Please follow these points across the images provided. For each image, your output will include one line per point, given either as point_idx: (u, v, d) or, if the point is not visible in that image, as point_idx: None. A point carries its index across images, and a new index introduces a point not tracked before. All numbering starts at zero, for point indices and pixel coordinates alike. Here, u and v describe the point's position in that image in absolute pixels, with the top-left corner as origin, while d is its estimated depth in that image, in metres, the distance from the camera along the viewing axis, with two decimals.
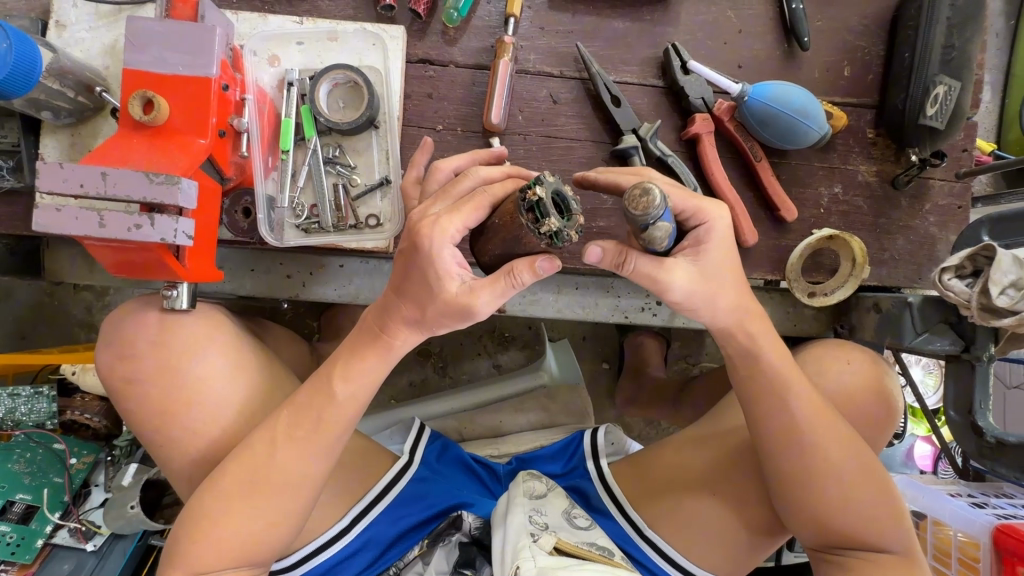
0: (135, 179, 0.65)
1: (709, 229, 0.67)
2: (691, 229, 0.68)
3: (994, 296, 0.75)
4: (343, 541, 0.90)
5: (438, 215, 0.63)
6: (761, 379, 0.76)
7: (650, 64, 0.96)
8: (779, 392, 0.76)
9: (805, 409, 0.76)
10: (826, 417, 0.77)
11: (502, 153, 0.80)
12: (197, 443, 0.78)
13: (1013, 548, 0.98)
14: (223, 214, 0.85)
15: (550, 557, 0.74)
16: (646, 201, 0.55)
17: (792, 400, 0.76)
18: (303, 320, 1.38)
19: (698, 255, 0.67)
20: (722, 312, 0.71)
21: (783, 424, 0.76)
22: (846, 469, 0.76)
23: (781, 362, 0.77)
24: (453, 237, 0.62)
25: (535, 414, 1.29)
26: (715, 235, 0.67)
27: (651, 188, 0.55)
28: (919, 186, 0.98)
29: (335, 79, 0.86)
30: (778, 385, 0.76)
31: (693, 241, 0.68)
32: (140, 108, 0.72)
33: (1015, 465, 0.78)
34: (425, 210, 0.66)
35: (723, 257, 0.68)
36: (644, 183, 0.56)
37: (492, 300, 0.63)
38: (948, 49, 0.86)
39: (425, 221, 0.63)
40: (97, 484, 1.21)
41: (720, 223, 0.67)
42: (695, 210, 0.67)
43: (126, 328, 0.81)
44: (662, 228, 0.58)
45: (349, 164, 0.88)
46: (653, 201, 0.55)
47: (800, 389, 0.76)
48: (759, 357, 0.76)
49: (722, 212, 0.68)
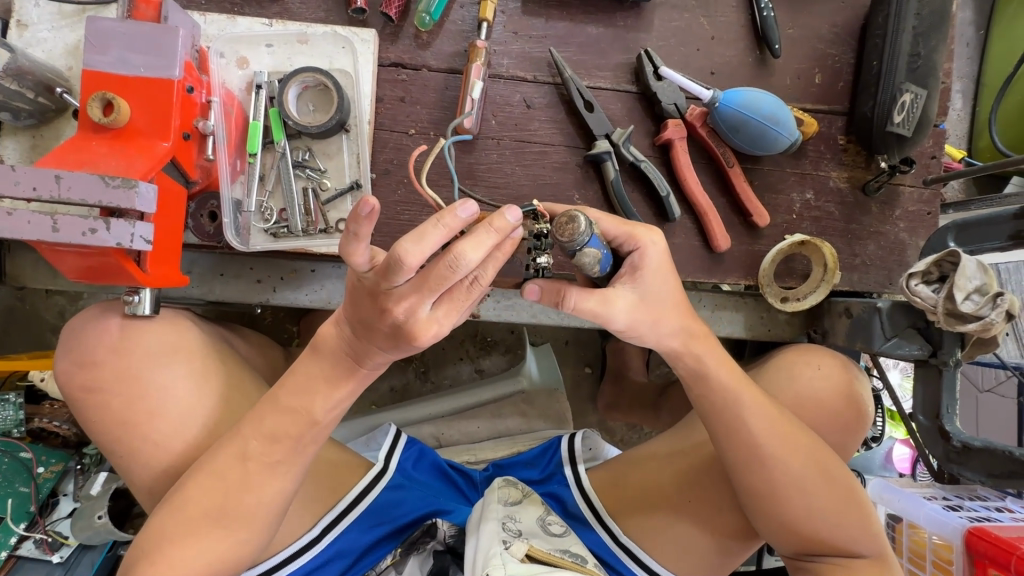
0: (90, 182, 0.63)
1: (642, 254, 0.67)
2: (626, 255, 0.68)
3: (959, 301, 0.77)
4: (313, 551, 0.87)
5: (436, 319, 0.58)
6: (711, 391, 0.77)
7: (624, 70, 0.96)
8: (734, 407, 0.76)
9: (762, 421, 0.76)
10: (784, 427, 0.77)
11: (471, 209, 0.53)
12: (159, 454, 0.76)
13: (983, 549, 0.99)
14: (188, 218, 0.84)
15: (520, 565, 0.72)
16: (571, 229, 0.59)
17: (748, 414, 0.76)
18: (281, 326, 1.36)
19: (636, 281, 0.67)
20: (676, 320, 0.71)
21: (743, 436, 0.76)
22: (810, 478, 0.76)
23: (734, 378, 0.77)
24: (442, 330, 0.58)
25: (514, 419, 1.28)
26: (649, 258, 0.67)
27: (576, 216, 0.59)
28: (890, 192, 0.99)
29: (305, 82, 0.85)
30: (733, 399, 0.76)
31: (628, 268, 0.68)
32: (100, 110, 0.71)
33: (981, 469, 0.79)
34: (413, 307, 0.56)
35: (662, 278, 0.68)
36: (570, 212, 0.60)
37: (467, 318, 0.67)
38: (914, 58, 0.88)
39: (424, 325, 0.57)
40: (65, 494, 1.17)
41: (653, 248, 0.67)
42: (626, 237, 0.67)
43: (89, 335, 0.79)
44: (588, 254, 0.61)
45: (319, 168, 0.87)
46: (577, 228, 0.59)
47: (755, 402, 0.77)
48: (714, 373, 0.76)
49: (655, 237, 0.68)
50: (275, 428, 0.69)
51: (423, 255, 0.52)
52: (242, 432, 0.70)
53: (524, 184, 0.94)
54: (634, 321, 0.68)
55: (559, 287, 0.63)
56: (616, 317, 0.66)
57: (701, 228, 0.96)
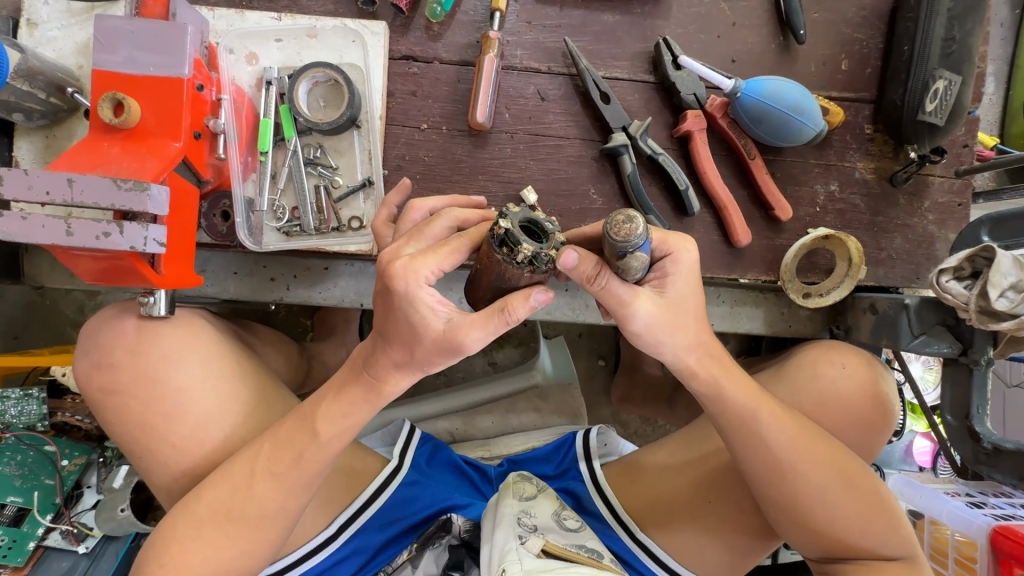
0: (101, 184, 0.63)
1: (674, 261, 0.66)
2: (656, 261, 0.67)
3: (993, 299, 0.73)
4: (328, 549, 0.88)
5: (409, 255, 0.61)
6: (728, 412, 0.74)
7: (641, 59, 0.93)
8: (752, 424, 0.74)
9: (777, 441, 0.74)
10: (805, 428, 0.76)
11: (482, 202, 0.79)
12: (176, 457, 0.77)
13: (1009, 549, 0.97)
14: (201, 217, 0.83)
15: (538, 561, 0.71)
16: (628, 229, 0.57)
17: (767, 432, 0.74)
18: (296, 320, 1.36)
19: (663, 288, 0.66)
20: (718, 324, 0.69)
21: (765, 435, 0.74)
22: (829, 490, 0.75)
23: (752, 395, 0.74)
24: (428, 278, 0.60)
25: (528, 414, 1.28)
26: (681, 265, 0.66)
27: (635, 215, 0.57)
28: (919, 182, 0.96)
29: (315, 77, 0.84)
30: (753, 416, 0.74)
31: (657, 274, 0.67)
32: (111, 111, 0.71)
33: (1012, 471, 0.77)
34: (410, 265, 0.59)
35: (689, 290, 0.67)
36: (628, 211, 0.57)
37: (484, 337, 0.59)
38: (949, 42, 0.83)
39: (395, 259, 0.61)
40: (89, 486, 1.20)
41: (684, 255, 0.66)
42: (659, 243, 0.66)
43: (105, 337, 0.79)
44: (638, 258, 0.59)
45: (330, 165, 0.86)
46: (636, 230, 0.56)
47: (769, 424, 0.74)
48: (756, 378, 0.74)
49: (688, 246, 0.66)
50: (291, 436, 0.70)
51: (426, 208, 0.73)
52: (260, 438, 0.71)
53: (537, 178, 0.92)
54: (657, 324, 0.66)
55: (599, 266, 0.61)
56: (657, 311, 0.65)
57: (720, 222, 0.93)
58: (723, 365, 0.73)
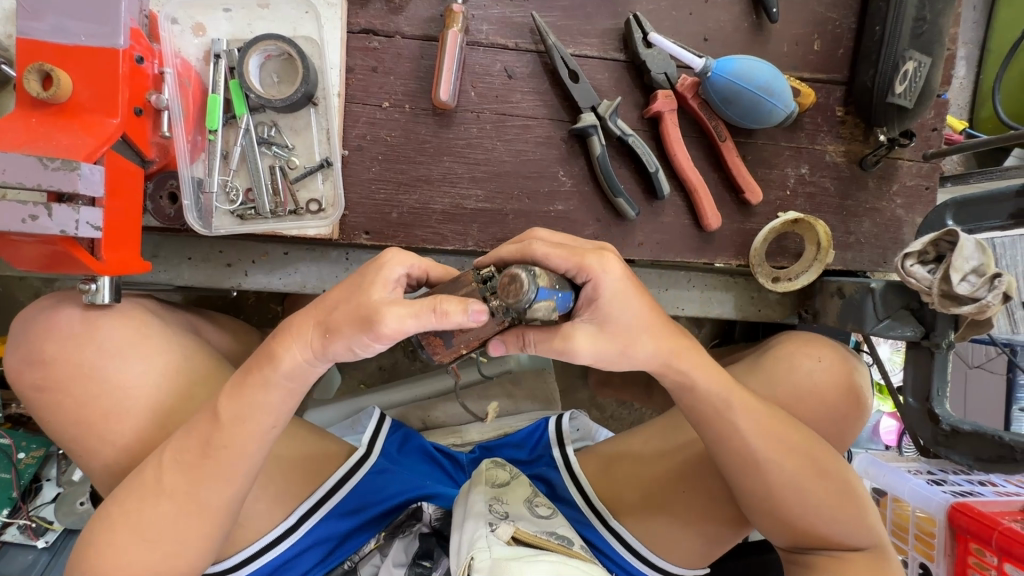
0: (26, 163, 0.59)
1: (595, 286, 0.62)
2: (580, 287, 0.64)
3: (955, 284, 0.73)
4: (289, 540, 0.86)
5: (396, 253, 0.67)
6: (703, 401, 0.74)
7: (612, 35, 0.90)
8: (732, 417, 0.74)
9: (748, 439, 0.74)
10: (776, 426, 0.76)
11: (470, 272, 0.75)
12: (124, 453, 0.73)
13: (965, 525, 1.00)
14: (147, 200, 0.78)
15: (506, 548, 0.70)
16: (515, 289, 0.54)
17: (739, 420, 0.74)
18: (264, 307, 1.33)
19: (597, 316, 0.64)
20: (652, 343, 0.68)
21: (733, 434, 0.74)
22: (801, 486, 0.75)
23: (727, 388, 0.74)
24: (412, 268, 0.63)
25: (501, 401, 1.26)
26: (603, 290, 0.63)
27: (517, 274, 0.54)
28: (888, 165, 0.96)
29: (267, 50, 0.79)
30: (727, 403, 0.74)
31: (586, 301, 0.64)
32: (38, 84, 0.66)
33: (969, 452, 0.79)
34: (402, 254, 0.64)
35: (626, 307, 0.64)
36: (511, 269, 0.55)
37: (404, 315, 0.55)
38: (920, 22, 0.82)
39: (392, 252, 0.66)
40: (48, 479, 1.15)
41: (604, 279, 0.62)
42: (577, 269, 0.62)
43: (44, 328, 0.75)
44: (541, 308, 0.56)
45: (286, 144, 0.82)
46: (522, 287, 0.54)
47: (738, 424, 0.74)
48: (702, 382, 0.73)
49: (607, 266, 0.62)
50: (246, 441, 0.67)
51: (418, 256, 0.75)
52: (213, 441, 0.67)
53: (505, 160, 0.89)
54: (603, 355, 0.65)
55: (519, 332, 0.63)
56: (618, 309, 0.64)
57: (691, 206, 0.92)
58: (691, 354, 0.72)
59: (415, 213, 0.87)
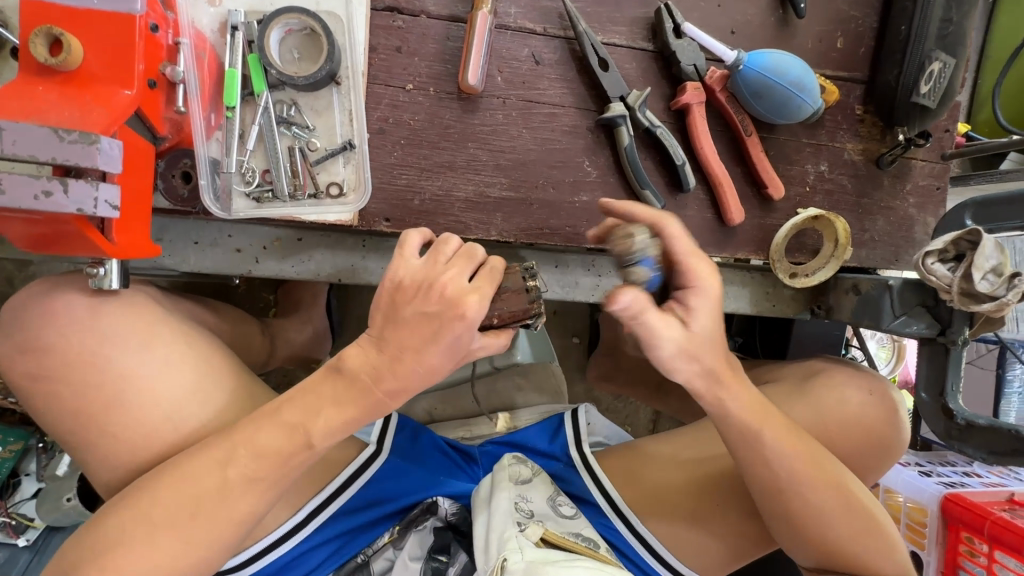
0: (40, 134, 0.55)
1: (698, 294, 0.68)
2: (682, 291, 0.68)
3: (977, 281, 0.75)
4: (294, 540, 0.82)
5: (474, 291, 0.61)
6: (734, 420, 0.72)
7: (641, 24, 0.88)
8: (762, 442, 0.73)
9: (779, 466, 0.73)
10: (805, 455, 0.75)
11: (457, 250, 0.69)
12: (129, 447, 0.69)
13: (958, 515, 1.06)
14: (157, 178, 0.74)
15: (538, 550, 0.68)
16: None
17: (768, 447, 0.73)
18: (257, 295, 1.28)
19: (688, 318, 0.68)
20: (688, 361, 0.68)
21: (764, 459, 0.73)
22: (828, 513, 0.75)
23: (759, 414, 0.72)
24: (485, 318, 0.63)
25: (508, 394, 1.25)
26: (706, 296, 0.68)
27: None
28: (902, 165, 0.97)
29: (289, 24, 0.75)
30: (754, 426, 0.72)
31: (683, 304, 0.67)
32: (45, 48, 0.60)
33: (982, 446, 0.80)
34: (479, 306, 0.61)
35: (712, 324, 0.68)
36: None
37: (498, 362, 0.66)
38: (946, 24, 0.83)
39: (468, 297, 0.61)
40: (28, 474, 1.09)
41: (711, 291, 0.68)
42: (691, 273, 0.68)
43: (39, 316, 0.69)
44: None
45: (306, 125, 0.78)
46: None
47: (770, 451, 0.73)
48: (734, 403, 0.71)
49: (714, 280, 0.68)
50: (267, 440, 0.63)
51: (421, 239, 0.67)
52: (232, 440, 0.63)
53: (531, 148, 0.87)
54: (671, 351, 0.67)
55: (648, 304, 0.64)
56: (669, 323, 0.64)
57: (714, 200, 0.92)
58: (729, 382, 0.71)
59: (437, 201, 0.84)
